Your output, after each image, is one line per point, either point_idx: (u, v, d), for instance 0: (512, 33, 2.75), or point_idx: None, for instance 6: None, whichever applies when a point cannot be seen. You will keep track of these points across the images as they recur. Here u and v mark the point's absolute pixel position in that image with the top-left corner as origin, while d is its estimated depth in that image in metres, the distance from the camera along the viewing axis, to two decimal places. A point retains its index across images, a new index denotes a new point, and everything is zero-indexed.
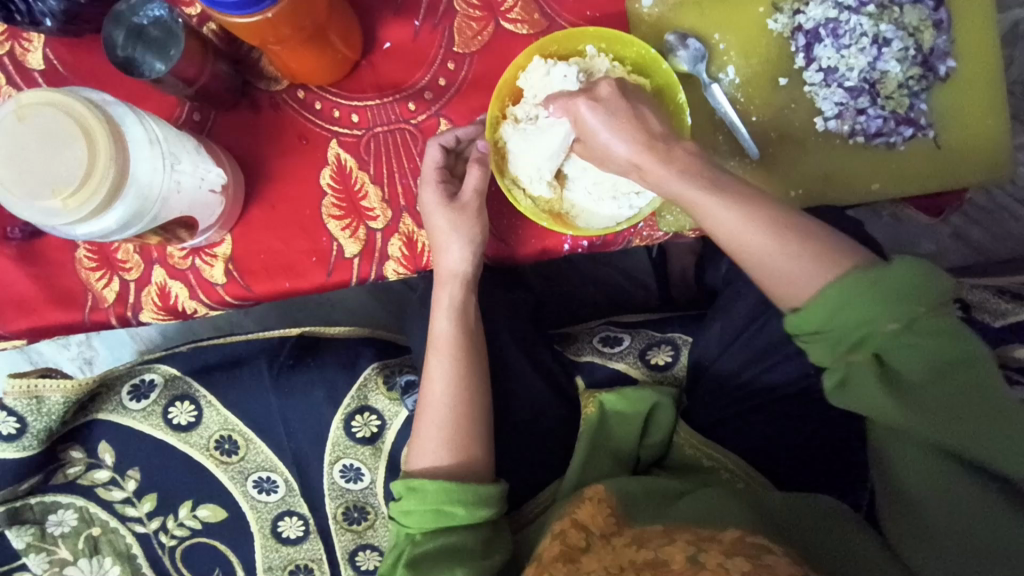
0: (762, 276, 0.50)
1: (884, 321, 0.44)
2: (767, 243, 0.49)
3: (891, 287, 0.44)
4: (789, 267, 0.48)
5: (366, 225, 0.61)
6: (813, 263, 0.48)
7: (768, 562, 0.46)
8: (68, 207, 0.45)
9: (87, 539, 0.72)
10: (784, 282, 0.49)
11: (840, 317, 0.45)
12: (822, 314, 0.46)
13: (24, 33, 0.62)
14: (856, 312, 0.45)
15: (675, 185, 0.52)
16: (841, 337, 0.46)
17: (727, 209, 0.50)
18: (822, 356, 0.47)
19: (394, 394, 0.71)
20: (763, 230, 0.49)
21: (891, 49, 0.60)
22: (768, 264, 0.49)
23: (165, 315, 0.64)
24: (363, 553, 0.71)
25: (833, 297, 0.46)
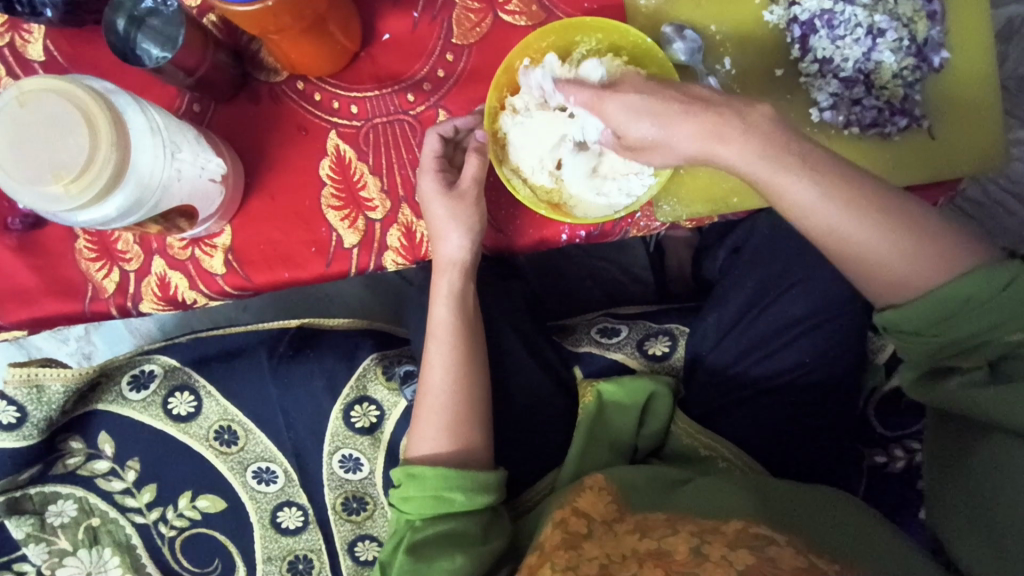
0: (857, 267, 0.51)
1: (1007, 331, 0.48)
2: (872, 238, 0.49)
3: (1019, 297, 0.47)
4: (889, 260, 0.49)
5: (366, 215, 0.62)
6: (916, 258, 0.49)
7: (771, 555, 0.46)
8: (69, 193, 0.45)
9: (87, 530, 0.73)
10: (884, 274, 0.50)
11: (954, 320, 0.48)
12: (925, 316, 0.48)
13: (24, 25, 0.62)
14: (969, 320, 0.48)
15: (766, 171, 0.50)
16: (946, 342, 0.49)
17: (828, 204, 0.50)
18: (917, 353, 0.51)
19: (392, 383, 0.71)
20: (867, 224, 0.49)
21: (886, 40, 0.59)
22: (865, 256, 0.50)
23: (165, 305, 0.64)
24: (362, 543, 0.71)
25: (946, 300, 0.48)
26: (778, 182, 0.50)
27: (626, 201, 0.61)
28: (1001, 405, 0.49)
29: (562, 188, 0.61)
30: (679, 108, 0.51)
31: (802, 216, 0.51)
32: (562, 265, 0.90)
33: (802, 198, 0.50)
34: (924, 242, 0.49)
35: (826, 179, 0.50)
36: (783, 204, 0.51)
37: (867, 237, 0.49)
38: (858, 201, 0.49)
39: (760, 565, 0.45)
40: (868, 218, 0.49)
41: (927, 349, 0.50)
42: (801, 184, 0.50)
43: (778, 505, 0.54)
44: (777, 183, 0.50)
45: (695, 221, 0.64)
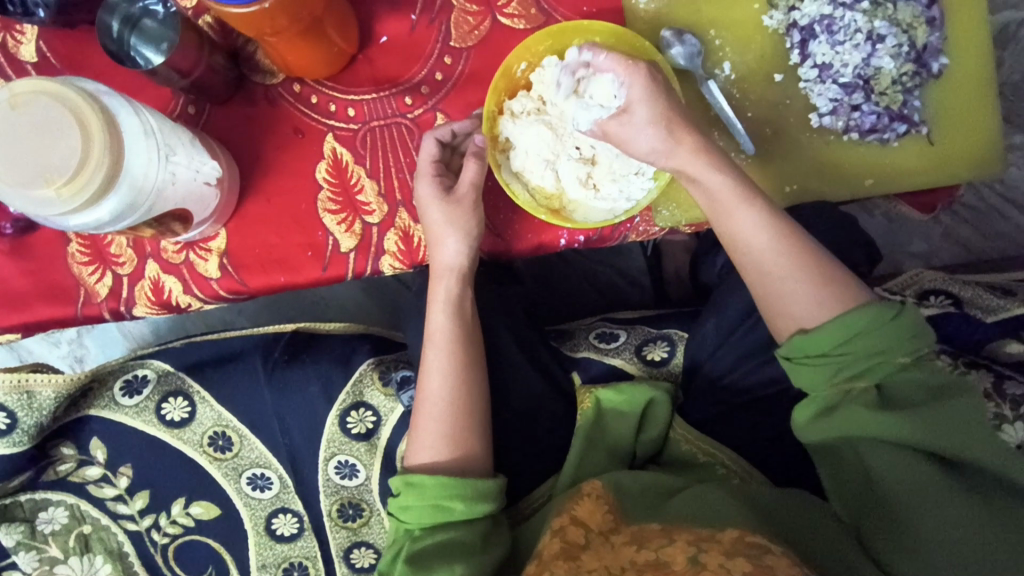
0: (775, 296, 0.55)
1: (897, 354, 0.50)
2: (790, 266, 0.54)
3: (907, 326, 0.50)
4: (805, 292, 0.54)
5: (362, 219, 0.61)
6: (823, 290, 0.53)
7: (768, 562, 0.46)
8: (61, 196, 0.44)
9: (78, 537, 0.72)
10: (792, 300, 0.54)
11: (857, 342, 0.50)
12: (831, 339, 0.51)
13: (17, 26, 0.62)
14: (870, 342, 0.50)
15: (715, 187, 0.56)
16: (847, 364, 0.51)
17: (759, 227, 0.55)
18: (821, 379, 0.51)
19: (389, 389, 0.70)
20: (786, 254, 0.55)
21: (886, 45, 0.60)
22: (782, 282, 0.55)
23: (158, 309, 0.63)
24: (358, 551, 0.70)
25: (847, 325, 0.50)
26: (726, 201, 0.56)
27: (626, 205, 0.61)
28: (904, 428, 0.49)
29: (562, 193, 0.61)
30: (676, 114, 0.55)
31: (739, 235, 0.56)
32: (559, 270, 0.90)
33: (740, 222, 0.56)
34: (838, 283, 0.54)
35: (765, 209, 0.55)
36: (725, 226, 0.57)
37: (787, 265, 0.55)
38: (783, 230, 0.55)
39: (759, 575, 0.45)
40: (791, 249, 0.55)
41: (829, 372, 0.51)
42: (740, 209, 0.55)
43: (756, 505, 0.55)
44: (722, 205, 0.56)
45: (694, 226, 0.63)
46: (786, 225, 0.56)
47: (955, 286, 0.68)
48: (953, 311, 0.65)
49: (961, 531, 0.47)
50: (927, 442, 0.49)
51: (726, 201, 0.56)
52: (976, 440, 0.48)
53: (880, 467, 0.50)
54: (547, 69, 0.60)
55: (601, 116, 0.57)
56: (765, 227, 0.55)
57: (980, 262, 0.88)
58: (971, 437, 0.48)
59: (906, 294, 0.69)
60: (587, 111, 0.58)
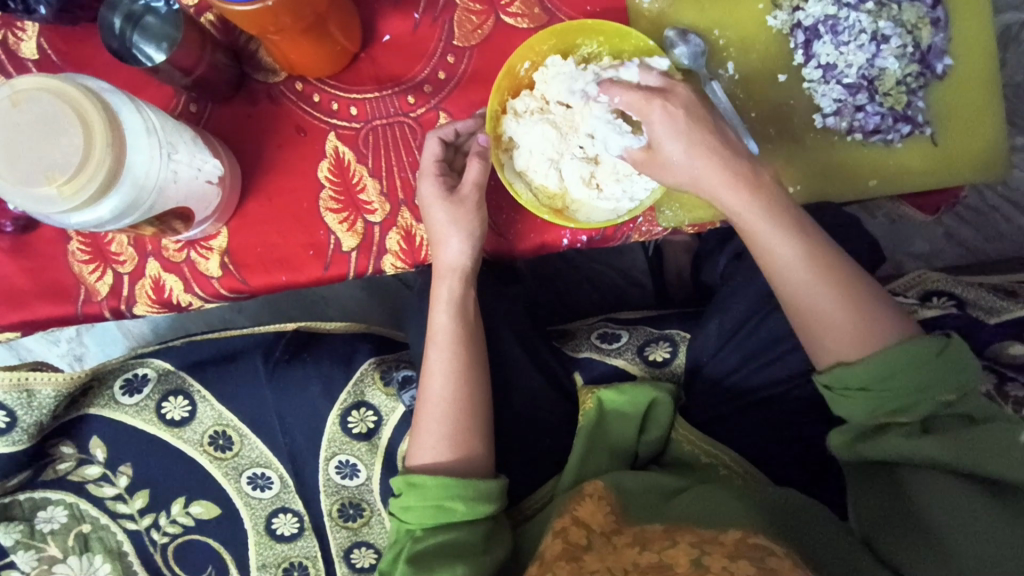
0: (815, 328, 0.55)
1: (941, 392, 0.50)
2: (830, 298, 0.54)
3: (954, 361, 0.50)
4: (843, 325, 0.53)
5: (364, 218, 0.61)
6: (859, 322, 0.53)
7: (772, 565, 0.45)
8: (63, 194, 0.44)
9: (77, 536, 0.71)
10: (830, 332, 0.54)
11: (900, 379, 0.50)
12: (872, 374, 0.51)
13: (18, 22, 0.61)
14: (914, 379, 0.50)
15: (753, 218, 0.55)
16: (889, 400, 0.51)
17: (795, 258, 0.55)
18: (861, 412, 0.51)
19: (391, 389, 0.70)
20: (824, 284, 0.54)
21: (890, 46, 0.60)
22: (821, 314, 0.54)
23: (158, 308, 0.63)
24: (358, 550, 0.70)
25: (891, 363, 0.50)
26: (765, 233, 0.55)
27: (631, 205, 0.61)
28: (939, 450, 0.49)
29: (565, 193, 0.61)
30: (710, 144, 0.55)
31: (778, 266, 0.56)
32: (560, 270, 0.90)
33: (779, 253, 0.55)
34: (878, 316, 0.53)
35: (804, 240, 0.55)
36: (760, 252, 0.57)
37: (829, 296, 0.54)
38: (821, 260, 0.55)
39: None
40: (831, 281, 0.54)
41: (870, 407, 0.51)
42: (776, 238, 0.55)
43: (783, 515, 0.55)
44: (761, 236, 0.55)
45: (697, 226, 0.63)
46: (823, 253, 0.55)
47: (957, 287, 0.68)
48: (955, 313, 0.64)
49: (997, 548, 0.46)
50: (964, 461, 0.49)
51: (764, 233, 0.55)
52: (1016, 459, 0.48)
53: (917, 488, 0.50)
54: (551, 69, 0.60)
55: (633, 145, 0.58)
56: (802, 257, 0.55)
57: (982, 263, 0.88)
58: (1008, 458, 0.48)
59: (910, 295, 0.69)
60: (619, 137, 0.58)
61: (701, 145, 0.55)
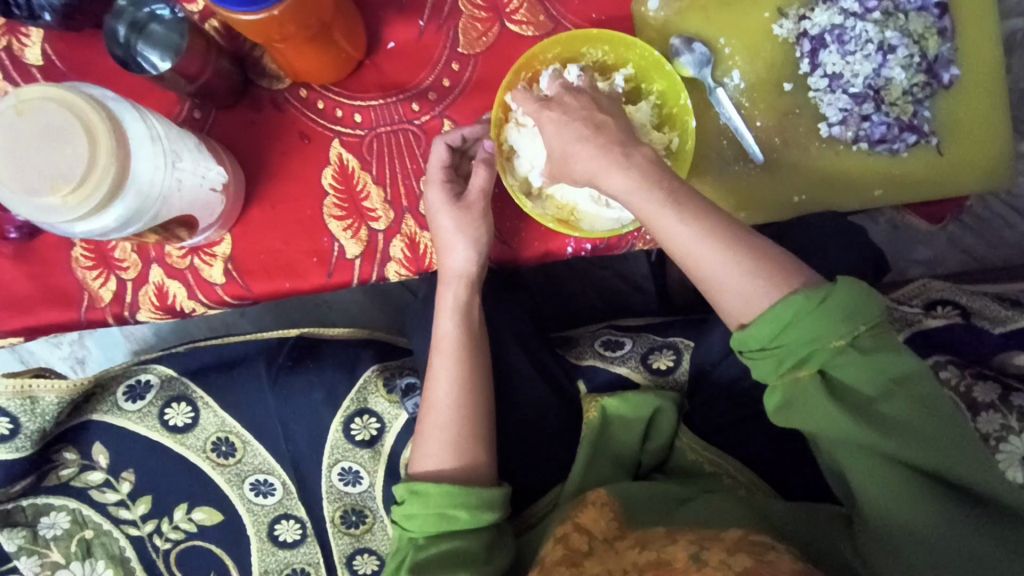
0: (716, 295, 0.50)
1: (832, 338, 0.45)
2: (723, 260, 0.49)
3: (840, 306, 0.45)
4: (740, 285, 0.48)
5: (368, 225, 0.61)
6: (757, 275, 0.48)
7: (770, 558, 0.46)
8: (67, 204, 0.44)
9: (80, 542, 0.71)
10: (730, 295, 0.49)
11: (791, 331, 0.46)
12: (767, 333, 0.46)
13: (22, 29, 0.61)
14: (803, 330, 0.46)
15: (634, 195, 0.51)
16: (789, 355, 0.46)
17: (683, 225, 0.49)
18: (767, 371, 0.48)
19: (394, 396, 0.69)
20: (721, 250, 0.49)
21: (896, 56, 0.60)
22: (719, 279, 0.49)
23: (162, 314, 0.63)
24: (360, 557, 0.70)
25: (779, 316, 0.46)
26: (643, 206, 0.50)
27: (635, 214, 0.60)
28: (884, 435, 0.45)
29: (574, 205, 0.61)
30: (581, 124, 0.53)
31: (665, 238, 0.51)
32: (563, 276, 0.90)
33: (663, 225, 0.50)
34: (775, 270, 0.48)
35: (687, 207, 0.50)
36: (650, 228, 0.51)
37: (722, 258, 0.49)
38: (708, 224, 0.49)
39: (758, 567, 0.44)
40: (721, 240, 0.49)
41: (772, 365, 0.47)
42: (659, 209, 0.50)
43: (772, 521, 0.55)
44: (642, 209, 0.51)
45: None
46: (708, 215, 0.50)
47: (961, 296, 0.68)
48: (960, 321, 0.65)
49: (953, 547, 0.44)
50: (913, 454, 0.45)
51: (646, 206, 0.50)
52: (966, 453, 0.45)
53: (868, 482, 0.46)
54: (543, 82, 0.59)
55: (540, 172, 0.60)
56: (690, 223, 0.49)
57: (985, 271, 0.88)
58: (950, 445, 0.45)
59: (915, 305, 0.69)
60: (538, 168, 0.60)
61: (585, 134, 0.52)
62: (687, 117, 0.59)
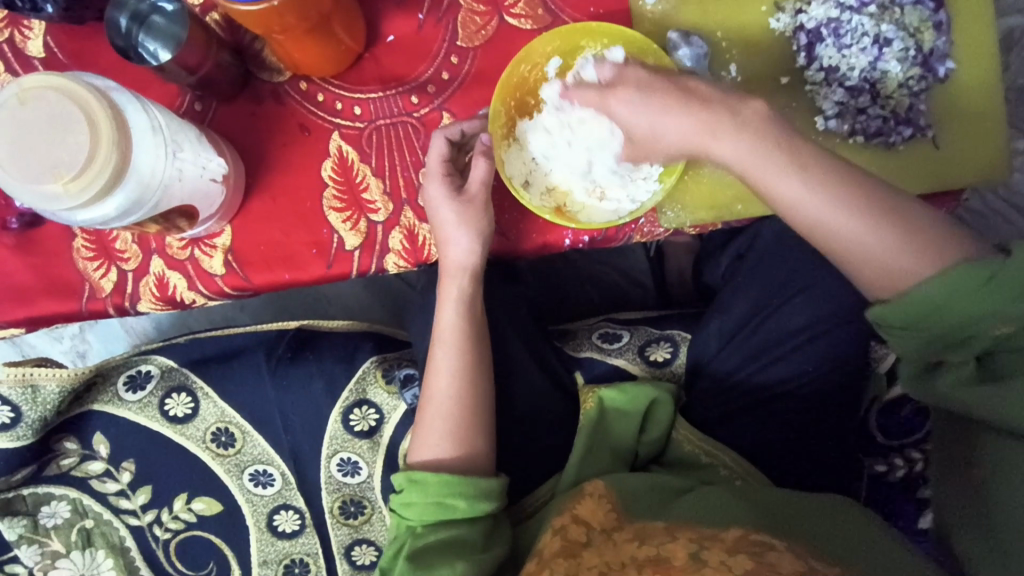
0: (861, 268, 0.51)
1: (998, 324, 0.46)
2: (860, 230, 0.50)
3: (1008, 287, 0.45)
4: (886, 257, 0.49)
5: (367, 217, 0.61)
6: (909, 252, 0.49)
7: (770, 560, 0.45)
8: (69, 191, 0.44)
9: (80, 531, 0.72)
10: (877, 268, 0.50)
11: (945, 311, 0.47)
12: (913, 309, 0.47)
13: (24, 21, 0.62)
14: (958, 309, 0.46)
15: (752, 164, 0.52)
16: (932, 337, 0.48)
17: (814, 194, 0.50)
18: (908, 349, 0.49)
19: (392, 387, 0.70)
20: (860, 219, 0.50)
21: (892, 50, 0.60)
22: (863, 251, 0.50)
23: (163, 305, 0.63)
24: (359, 548, 0.70)
25: (930, 294, 0.47)
26: (766, 177, 0.52)
27: (632, 206, 0.61)
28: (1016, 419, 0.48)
29: (569, 193, 0.62)
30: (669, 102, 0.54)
31: (788, 207, 0.52)
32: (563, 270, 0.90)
33: (787, 193, 0.51)
34: (916, 235, 0.49)
35: (816, 175, 0.51)
36: (771, 197, 0.52)
37: (861, 229, 0.50)
38: (845, 193, 0.50)
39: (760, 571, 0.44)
40: (861, 209, 0.50)
41: (920, 344, 0.48)
42: (794, 186, 0.51)
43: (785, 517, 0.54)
44: (763, 180, 0.52)
45: (700, 227, 0.63)
46: (858, 190, 0.50)
47: None
48: None
49: None
50: None
51: (768, 177, 0.52)
52: None
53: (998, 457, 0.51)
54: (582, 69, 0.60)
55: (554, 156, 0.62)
56: (820, 192, 0.50)
57: None
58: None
59: None
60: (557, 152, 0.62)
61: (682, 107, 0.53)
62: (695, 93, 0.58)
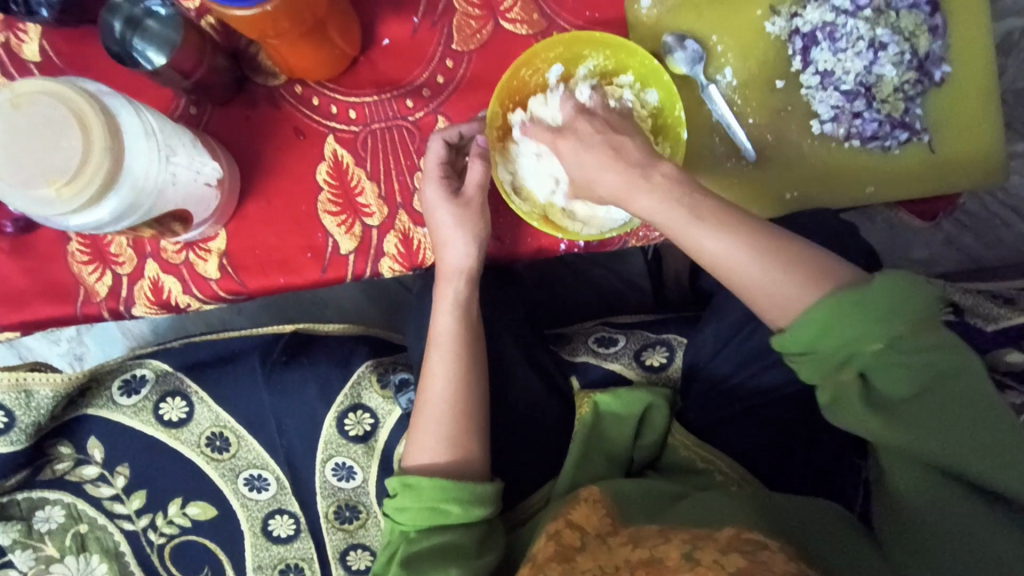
0: (768, 309, 0.49)
1: (872, 340, 0.45)
2: (760, 271, 0.48)
3: (878, 306, 0.45)
4: (784, 296, 0.48)
5: (362, 221, 0.61)
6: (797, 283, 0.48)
7: (762, 558, 0.45)
8: (61, 196, 0.44)
9: (74, 536, 0.72)
10: (778, 304, 0.48)
11: (827, 337, 0.46)
12: (810, 333, 0.46)
13: (20, 24, 0.62)
14: (844, 330, 0.45)
15: (659, 213, 0.51)
16: (827, 358, 0.46)
17: (717, 237, 0.49)
18: (811, 373, 0.48)
19: (387, 392, 0.70)
20: (758, 258, 0.49)
21: (887, 53, 0.61)
22: (763, 290, 0.49)
23: (158, 309, 0.63)
24: (354, 552, 0.70)
25: (819, 318, 0.46)
26: (671, 223, 0.50)
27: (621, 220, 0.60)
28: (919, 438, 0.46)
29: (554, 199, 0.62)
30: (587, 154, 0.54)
31: (694, 250, 0.50)
32: (561, 274, 0.90)
33: (692, 238, 0.50)
34: (812, 272, 0.48)
35: (718, 220, 0.49)
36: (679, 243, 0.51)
37: (756, 269, 0.48)
38: (744, 234, 0.49)
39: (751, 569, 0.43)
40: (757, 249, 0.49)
41: (819, 367, 0.47)
42: (692, 227, 0.50)
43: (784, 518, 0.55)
44: (669, 227, 0.51)
45: None
46: (746, 224, 0.50)
47: (956, 293, 0.68)
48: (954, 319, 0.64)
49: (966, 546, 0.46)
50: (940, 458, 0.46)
51: (674, 222, 0.50)
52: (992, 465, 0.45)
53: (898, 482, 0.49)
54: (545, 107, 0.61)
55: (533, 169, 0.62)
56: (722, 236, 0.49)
57: (979, 271, 0.88)
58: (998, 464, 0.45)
59: None
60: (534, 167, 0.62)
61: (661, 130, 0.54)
62: (677, 130, 0.59)
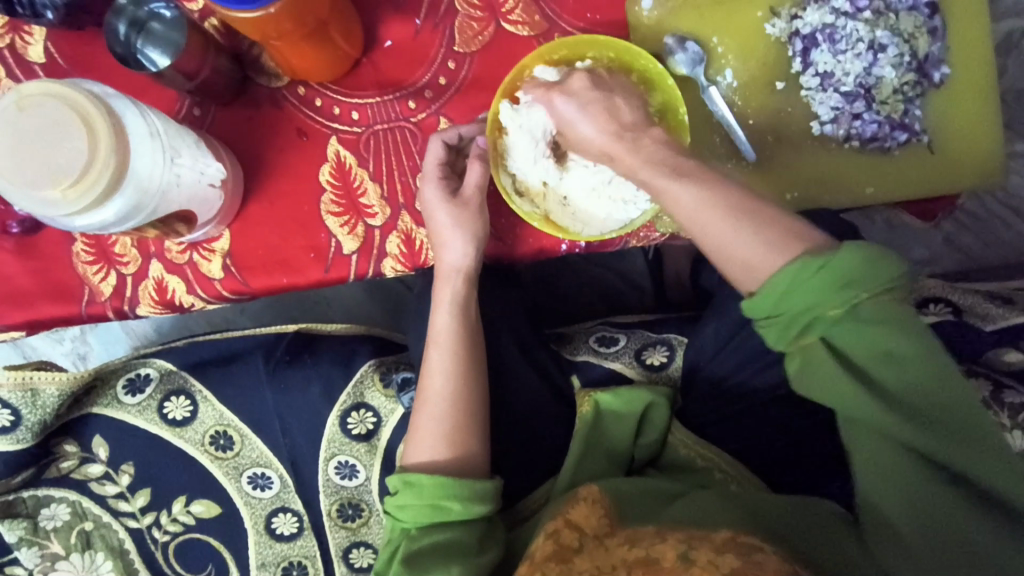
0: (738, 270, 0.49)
1: (830, 306, 0.44)
2: (733, 231, 0.48)
3: (839, 273, 0.44)
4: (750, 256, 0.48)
5: (365, 222, 0.62)
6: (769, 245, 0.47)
7: (758, 559, 0.45)
8: (66, 197, 0.45)
9: (80, 534, 0.72)
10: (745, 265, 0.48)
11: (788, 301, 0.45)
12: (774, 297, 0.46)
13: (25, 27, 0.62)
14: (803, 296, 0.45)
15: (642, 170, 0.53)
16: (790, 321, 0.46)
17: (692, 192, 0.50)
18: (776, 339, 0.47)
19: (390, 391, 0.71)
20: (732, 218, 0.48)
21: (887, 56, 0.61)
22: (731, 249, 0.48)
23: (161, 309, 0.63)
24: (357, 550, 0.71)
25: (785, 279, 0.45)
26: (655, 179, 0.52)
27: (620, 220, 0.60)
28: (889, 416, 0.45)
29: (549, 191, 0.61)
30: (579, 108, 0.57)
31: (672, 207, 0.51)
32: (562, 273, 0.91)
33: (669, 194, 0.51)
34: (790, 238, 0.47)
35: (699, 178, 0.50)
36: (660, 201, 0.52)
37: (728, 228, 0.48)
38: (723, 194, 0.49)
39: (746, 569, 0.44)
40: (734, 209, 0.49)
41: (779, 332, 0.47)
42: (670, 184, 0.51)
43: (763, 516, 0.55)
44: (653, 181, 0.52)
45: None
46: (729, 188, 0.50)
47: (954, 293, 0.68)
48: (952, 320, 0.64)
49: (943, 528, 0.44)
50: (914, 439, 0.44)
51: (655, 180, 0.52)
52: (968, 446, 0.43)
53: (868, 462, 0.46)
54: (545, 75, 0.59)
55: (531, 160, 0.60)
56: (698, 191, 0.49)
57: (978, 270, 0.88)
58: (971, 447, 0.43)
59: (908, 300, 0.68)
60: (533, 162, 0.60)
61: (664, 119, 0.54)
62: (682, 132, 0.58)
